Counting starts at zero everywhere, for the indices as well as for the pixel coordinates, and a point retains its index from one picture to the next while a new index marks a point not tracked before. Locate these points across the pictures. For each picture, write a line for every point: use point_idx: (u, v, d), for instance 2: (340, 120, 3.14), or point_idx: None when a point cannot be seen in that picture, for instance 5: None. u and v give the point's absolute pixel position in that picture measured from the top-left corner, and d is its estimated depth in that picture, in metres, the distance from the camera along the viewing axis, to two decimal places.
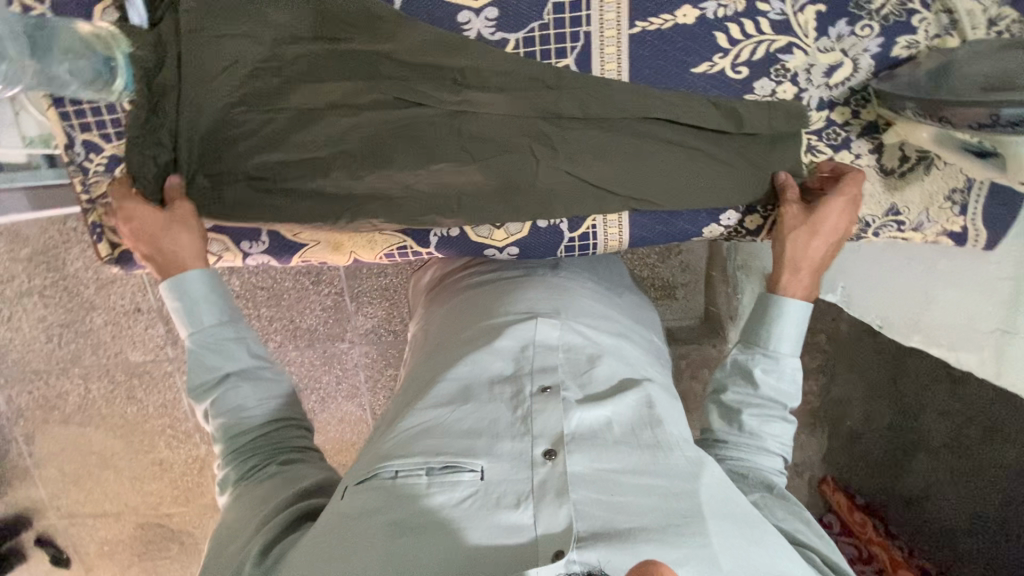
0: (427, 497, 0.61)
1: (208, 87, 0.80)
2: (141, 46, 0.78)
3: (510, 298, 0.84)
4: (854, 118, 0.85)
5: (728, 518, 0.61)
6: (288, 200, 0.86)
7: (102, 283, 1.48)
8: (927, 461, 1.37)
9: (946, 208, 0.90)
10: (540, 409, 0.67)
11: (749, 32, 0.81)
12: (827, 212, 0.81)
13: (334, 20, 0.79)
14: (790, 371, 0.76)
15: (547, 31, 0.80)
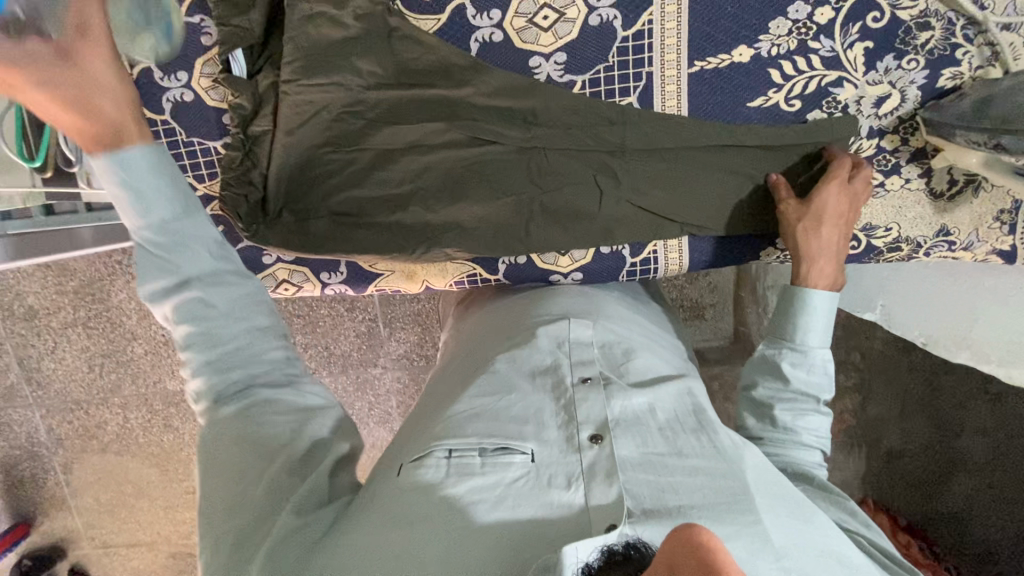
0: (480, 477, 0.64)
1: (300, 134, 0.85)
2: (241, 91, 0.82)
3: (543, 303, 0.89)
4: (903, 145, 0.90)
5: (773, 500, 0.65)
6: (374, 226, 0.91)
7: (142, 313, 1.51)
8: (967, 479, 1.38)
9: (995, 228, 0.93)
10: (583, 398, 0.72)
11: (802, 69, 0.86)
12: (828, 198, 0.84)
13: (415, 70, 0.84)
14: (818, 364, 0.81)
15: (612, 73, 0.86)
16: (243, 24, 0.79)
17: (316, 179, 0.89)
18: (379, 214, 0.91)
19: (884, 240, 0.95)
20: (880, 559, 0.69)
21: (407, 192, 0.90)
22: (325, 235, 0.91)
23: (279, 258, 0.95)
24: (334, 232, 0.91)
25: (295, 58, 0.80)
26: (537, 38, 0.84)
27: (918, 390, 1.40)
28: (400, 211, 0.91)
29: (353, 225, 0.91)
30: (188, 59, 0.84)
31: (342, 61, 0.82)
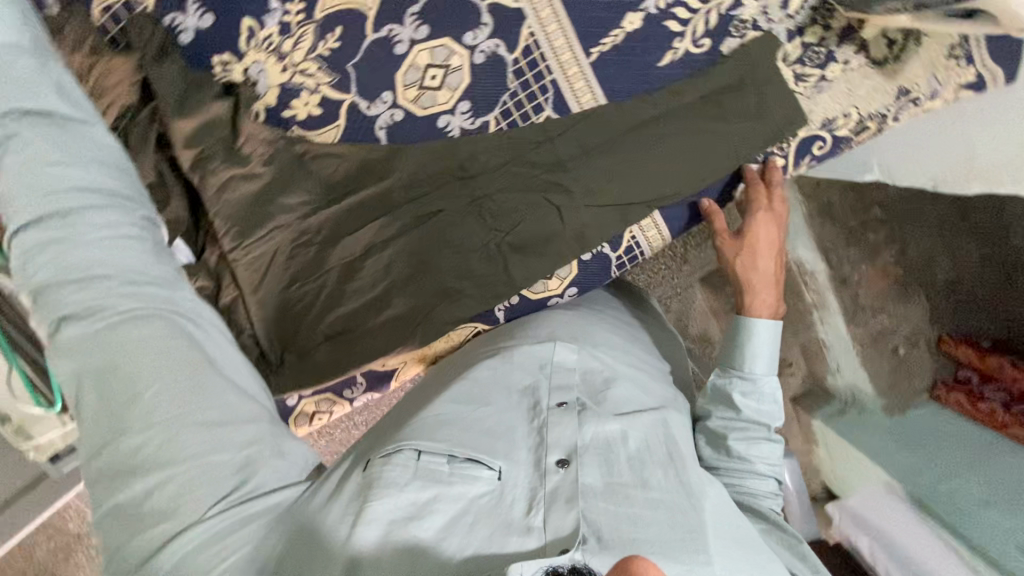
0: (445, 485, 0.65)
1: (267, 287, 0.85)
2: (197, 274, 0.84)
3: (515, 330, 0.91)
4: (827, 32, 0.86)
5: (731, 543, 0.65)
6: (372, 334, 0.90)
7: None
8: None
9: (952, 65, 0.89)
10: (556, 422, 0.73)
11: (695, 8, 0.83)
12: (757, 228, 0.89)
13: (338, 181, 0.85)
14: (765, 393, 0.82)
15: (519, 97, 0.85)
16: (172, 215, 0.81)
17: (298, 317, 0.88)
18: (370, 319, 0.90)
19: (850, 126, 0.91)
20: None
21: (381, 291, 0.89)
22: (332, 363, 0.91)
23: (300, 396, 0.97)
24: (341, 358, 0.91)
25: (228, 213, 0.80)
26: (434, 99, 0.83)
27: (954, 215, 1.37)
28: (386, 312, 0.90)
29: (349, 342, 0.90)
30: None
31: (269, 204, 0.81)
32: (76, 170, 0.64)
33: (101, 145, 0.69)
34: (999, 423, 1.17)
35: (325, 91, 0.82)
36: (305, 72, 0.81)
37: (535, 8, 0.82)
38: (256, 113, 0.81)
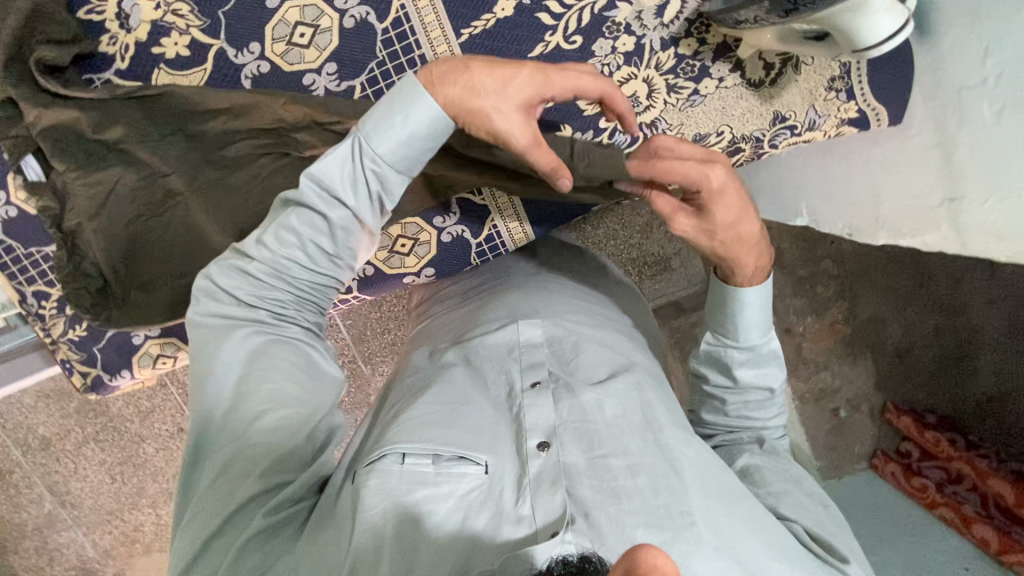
0: (432, 486, 0.66)
1: (105, 210, 0.86)
2: (44, 195, 0.86)
3: (489, 309, 0.92)
4: (702, 46, 0.85)
5: (714, 499, 0.66)
6: (201, 278, 0.93)
7: (99, 430, 1.39)
8: (990, 355, 1.26)
9: (832, 98, 0.87)
10: (531, 404, 0.73)
11: (568, 3, 0.83)
12: (714, 206, 0.74)
13: (177, 112, 0.84)
14: (762, 355, 0.82)
15: (386, 67, 0.86)
16: (16, 134, 0.83)
17: (135, 243, 0.89)
18: (199, 261, 0.91)
19: (721, 146, 0.91)
20: (811, 541, 0.69)
21: (204, 231, 0.89)
22: (160, 299, 0.93)
23: (148, 335, 0.99)
24: (171, 296, 0.93)
25: (55, 149, 0.82)
26: (302, 56, 0.85)
27: (903, 278, 1.34)
28: (212, 253, 0.91)
29: (180, 281, 0.93)
30: (0, 177, 0.89)
31: (111, 121, 0.82)
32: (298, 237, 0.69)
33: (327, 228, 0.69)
34: (929, 500, 1.25)
35: (194, 34, 0.83)
36: (175, 13, 0.83)
37: None
38: (125, 47, 0.83)
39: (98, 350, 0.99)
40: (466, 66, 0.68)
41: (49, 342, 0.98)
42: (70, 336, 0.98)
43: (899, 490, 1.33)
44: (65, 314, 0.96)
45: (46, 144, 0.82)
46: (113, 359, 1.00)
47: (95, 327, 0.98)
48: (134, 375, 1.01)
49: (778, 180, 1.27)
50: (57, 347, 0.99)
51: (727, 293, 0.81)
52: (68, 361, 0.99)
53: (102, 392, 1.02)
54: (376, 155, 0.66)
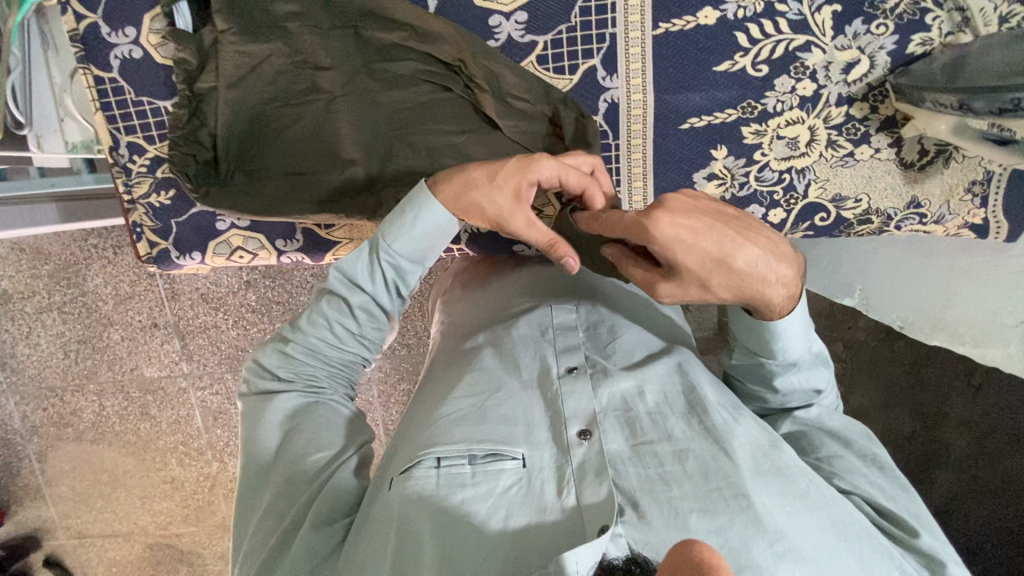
0: (472, 487, 0.64)
1: (245, 81, 0.82)
2: (184, 45, 0.80)
3: (527, 286, 0.90)
4: (873, 113, 0.87)
5: (770, 478, 0.64)
6: (312, 182, 0.88)
7: (68, 301, 1.42)
8: (950, 473, 1.34)
9: (967, 200, 0.91)
10: (569, 391, 0.73)
11: (770, 32, 0.84)
12: (681, 256, 0.66)
13: (357, 10, 0.80)
14: (805, 367, 0.75)
15: (575, 34, 0.84)
16: None
17: (259, 126, 0.85)
18: (317, 165, 0.87)
19: (855, 212, 0.93)
20: (877, 519, 0.68)
21: (336, 137, 0.86)
22: (262, 190, 0.88)
23: (234, 224, 0.93)
24: (274, 190, 0.88)
25: (224, 6, 0.78)
26: None
27: (899, 381, 1.37)
28: (335, 160, 0.87)
29: (288, 178, 0.87)
30: (137, 14, 0.82)
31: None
32: (326, 314, 0.75)
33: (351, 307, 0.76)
34: None
35: None
36: None
37: None
38: None
39: (176, 223, 0.93)
40: (462, 169, 0.76)
41: (126, 200, 0.91)
42: (150, 200, 0.91)
43: None
44: (154, 176, 0.90)
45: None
46: (187, 237, 0.94)
47: (181, 199, 0.91)
48: (202, 259, 0.95)
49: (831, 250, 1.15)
50: (132, 208, 0.92)
51: (763, 323, 0.72)
52: (139, 226, 0.93)
53: (162, 267, 0.96)
54: (390, 250, 0.74)
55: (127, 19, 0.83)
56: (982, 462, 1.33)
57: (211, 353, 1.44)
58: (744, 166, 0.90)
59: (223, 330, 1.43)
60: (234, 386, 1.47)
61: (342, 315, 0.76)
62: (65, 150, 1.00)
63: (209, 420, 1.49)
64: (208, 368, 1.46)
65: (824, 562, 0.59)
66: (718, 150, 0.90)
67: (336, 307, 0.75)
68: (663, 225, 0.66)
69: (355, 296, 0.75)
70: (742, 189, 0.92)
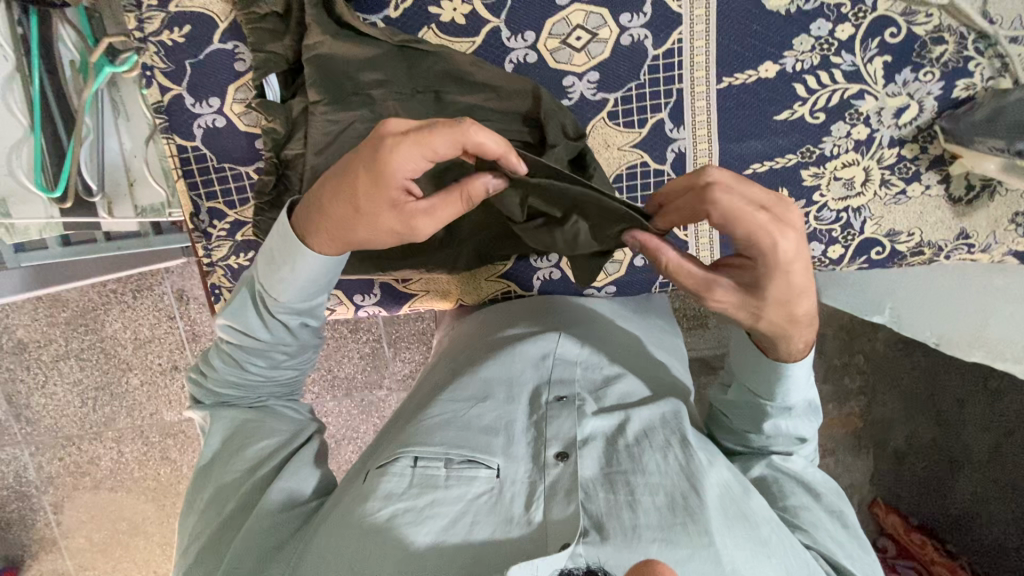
0: (443, 489, 0.67)
1: (330, 147, 0.83)
2: (275, 116, 0.83)
3: (523, 316, 0.92)
4: (922, 153, 0.93)
5: (735, 524, 0.65)
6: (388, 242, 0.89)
7: (86, 347, 1.43)
8: (969, 476, 1.38)
9: (1011, 230, 0.97)
10: (555, 415, 0.76)
11: (825, 82, 0.89)
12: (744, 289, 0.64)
13: (441, 76, 0.84)
14: (799, 415, 0.75)
15: (644, 90, 0.88)
16: (276, 51, 0.81)
17: None
18: None
19: (907, 245, 0.98)
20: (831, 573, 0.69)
21: None
22: None
23: None
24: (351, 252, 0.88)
25: (316, 79, 0.81)
26: (570, 58, 0.86)
27: (917, 389, 1.42)
28: None
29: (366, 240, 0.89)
30: (221, 85, 0.85)
31: (377, 67, 0.82)
32: (253, 342, 0.75)
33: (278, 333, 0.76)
34: None
35: (476, 6, 0.83)
36: None
37: (692, 16, 0.85)
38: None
39: None
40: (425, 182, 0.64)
41: (205, 263, 0.92)
42: (230, 262, 0.93)
43: (894, 548, 1.43)
44: (234, 239, 0.91)
45: (308, 74, 0.81)
46: None
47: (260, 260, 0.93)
48: None
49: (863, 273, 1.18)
50: (210, 270, 0.93)
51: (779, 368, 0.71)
52: (217, 287, 0.94)
53: None
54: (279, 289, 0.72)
55: (210, 90, 0.85)
56: (1002, 463, 1.35)
57: None
58: (804, 207, 0.95)
59: None
60: None
61: (267, 341, 0.76)
62: (137, 215, 1.01)
63: None
64: None
65: None
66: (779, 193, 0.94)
67: (262, 337, 0.75)
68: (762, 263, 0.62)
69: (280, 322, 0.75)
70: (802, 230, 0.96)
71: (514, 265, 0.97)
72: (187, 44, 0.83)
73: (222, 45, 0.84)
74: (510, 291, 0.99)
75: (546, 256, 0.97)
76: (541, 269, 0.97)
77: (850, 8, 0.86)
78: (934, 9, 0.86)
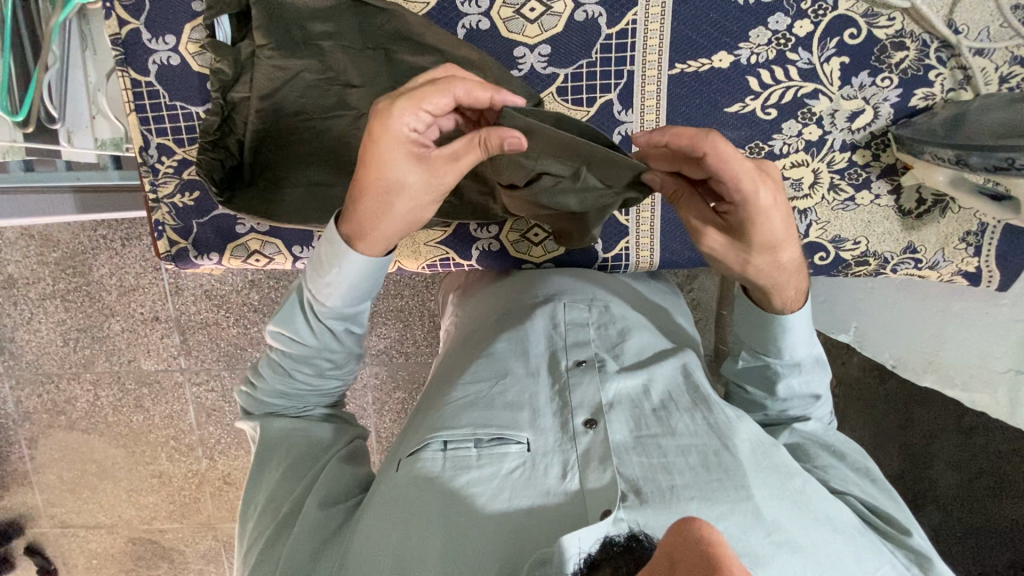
0: (477, 471, 0.61)
1: (276, 93, 0.86)
2: (223, 57, 0.84)
3: (540, 282, 0.87)
4: (874, 160, 0.91)
5: (767, 472, 0.61)
6: (325, 192, 0.91)
7: (72, 289, 1.43)
8: (934, 510, 1.33)
9: (961, 249, 0.95)
10: (577, 382, 0.69)
11: (780, 78, 0.88)
12: (763, 227, 0.65)
13: (387, 33, 0.84)
14: (808, 370, 0.74)
15: (595, 68, 0.88)
16: None
17: (286, 136, 0.89)
18: (332, 177, 0.90)
19: (853, 253, 0.96)
20: (867, 514, 0.67)
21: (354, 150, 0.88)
22: (273, 191, 0.91)
23: (253, 228, 0.96)
24: (287, 198, 0.91)
25: (264, 23, 0.82)
26: (522, 28, 0.86)
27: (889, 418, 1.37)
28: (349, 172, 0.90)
29: (305, 191, 0.91)
30: (178, 23, 0.86)
31: (328, 18, 0.83)
32: (295, 350, 0.73)
33: (317, 341, 0.73)
34: None
35: None
36: None
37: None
38: None
39: (197, 224, 0.96)
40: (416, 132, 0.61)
41: (151, 198, 0.94)
42: (175, 201, 0.94)
43: None
44: (180, 177, 0.93)
45: (257, 18, 0.82)
46: (207, 238, 0.96)
47: (205, 201, 0.95)
48: (219, 261, 0.98)
49: (834, 286, 1.14)
50: (155, 206, 0.95)
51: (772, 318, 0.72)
52: (161, 224, 0.96)
53: (180, 266, 0.99)
54: (325, 298, 0.69)
55: (167, 27, 0.87)
56: (966, 501, 1.32)
57: (210, 349, 1.44)
58: None
59: (223, 327, 1.43)
60: (230, 383, 1.46)
61: (308, 349, 0.73)
62: (95, 147, 1.04)
63: (202, 416, 1.49)
64: (205, 365, 1.46)
65: (822, 561, 0.57)
66: None
67: (304, 343, 0.72)
68: (779, 198, 0.64)
69: (324, 328, 0.72)
70: None
71: (453, 232, 0.97)
72: None
73: None
74: (448, 258, 0.99)
75: (486, 226, 0.96)
76: (480, 240, 0.97)
77: (809, 5, 0.85)
78: (897, 13, 0.85)
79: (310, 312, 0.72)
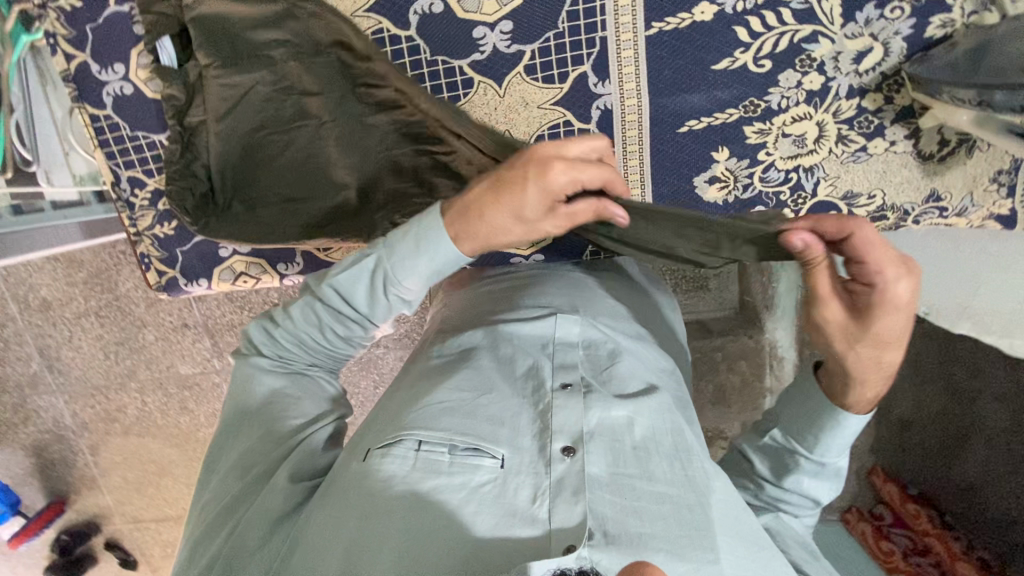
0: (446, 477, 0.58)
1: (231, 113, 0.83)
2: (172, 82, 0.82)
3: (528, 292, 0.83)
4: (887, 104, 0.82)
5: (738, 540, 0.58)
6: (299, 207, 0.88)
7: (103, 304, 1.35)
8: (984, 450, 1.04)
9: (992, 191, 0.85)
10: (560, 405, 0.64)
11: (771, 25, 0.78)
12: (884, 324, 0.59)
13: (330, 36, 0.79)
14: (827, 474, 0.66)
15: (564, 40, 0.80)
16: (164, 11, 0.79)
17: (252, 154, 0.85)
18: (303, 192, 0.87)
19: (868, 209, 0.88)
20: None
21: (321, 161, 0.85)
22: (246, 214, 0.89)
23: (235, 250, 0.95)
24: (260, 219, 0.89)
25: (205, 41, 0.79)
26: (479, 6, 0.79)
27: None
28: (321, 185, 0.86)
29: (280, 210, 0.88)
30: (123, 50, 0.83)
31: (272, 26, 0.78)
32: (346, 309, 0.66)
33: (373, 307, 0.65)
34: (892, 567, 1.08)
35: None
36: None
37: None
38: None
39: (181, 252, 0.95)
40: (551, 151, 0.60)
41: (132, 233, 0.94)
42: (155, 232, 0.93)
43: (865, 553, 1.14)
44: (155, 208, 0.92)
45: (197, 38, 0.79)
46: (192, 264, 0.96)
47: (184, 229, 0.93)
48: (209, 285, 0.97)
49: None
50: (138, 239, 0.94)
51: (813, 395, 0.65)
52: (146, 256, 0.95)
53: (172, 294, 0.99)
54: (394, 264, 0.62)
55: (112, 56, 0.83)
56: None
57: None
58: (748, 167, 0.86)
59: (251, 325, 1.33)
60: None
61: (355, 315, 0.66)
62: (74, 183, 1.05)
63: None
64: None
65: None
66: (720, 151, 0.86)
67: (358, 304, 0.65)
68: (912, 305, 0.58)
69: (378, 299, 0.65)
70: (746, 191, 0.88)
71: None
72: (84, 7, 0.81)
73: (118, 7, 0.81)
74: None
75: None
76: None
77: None
78: None
79: (371, 274, 0.64)
